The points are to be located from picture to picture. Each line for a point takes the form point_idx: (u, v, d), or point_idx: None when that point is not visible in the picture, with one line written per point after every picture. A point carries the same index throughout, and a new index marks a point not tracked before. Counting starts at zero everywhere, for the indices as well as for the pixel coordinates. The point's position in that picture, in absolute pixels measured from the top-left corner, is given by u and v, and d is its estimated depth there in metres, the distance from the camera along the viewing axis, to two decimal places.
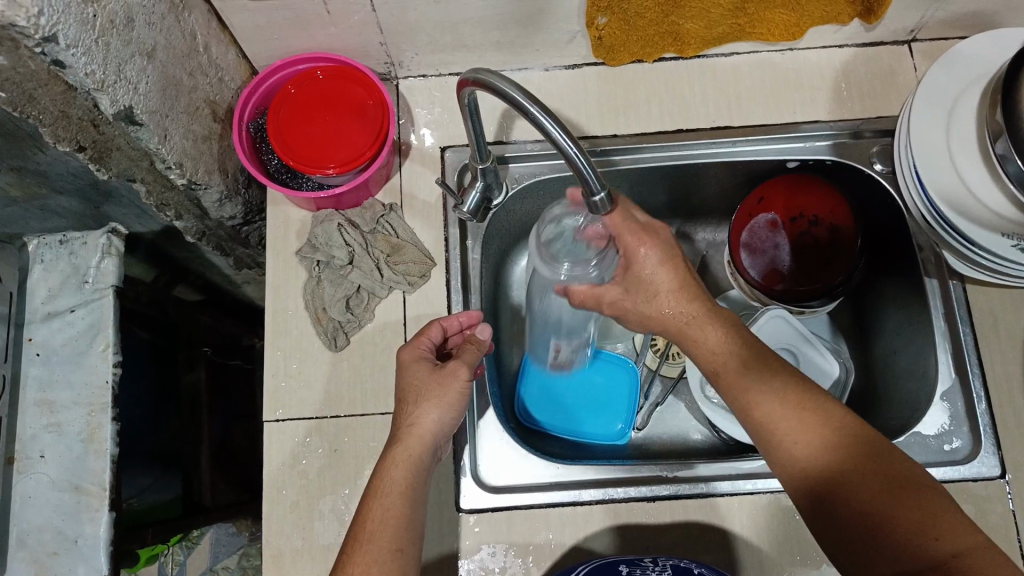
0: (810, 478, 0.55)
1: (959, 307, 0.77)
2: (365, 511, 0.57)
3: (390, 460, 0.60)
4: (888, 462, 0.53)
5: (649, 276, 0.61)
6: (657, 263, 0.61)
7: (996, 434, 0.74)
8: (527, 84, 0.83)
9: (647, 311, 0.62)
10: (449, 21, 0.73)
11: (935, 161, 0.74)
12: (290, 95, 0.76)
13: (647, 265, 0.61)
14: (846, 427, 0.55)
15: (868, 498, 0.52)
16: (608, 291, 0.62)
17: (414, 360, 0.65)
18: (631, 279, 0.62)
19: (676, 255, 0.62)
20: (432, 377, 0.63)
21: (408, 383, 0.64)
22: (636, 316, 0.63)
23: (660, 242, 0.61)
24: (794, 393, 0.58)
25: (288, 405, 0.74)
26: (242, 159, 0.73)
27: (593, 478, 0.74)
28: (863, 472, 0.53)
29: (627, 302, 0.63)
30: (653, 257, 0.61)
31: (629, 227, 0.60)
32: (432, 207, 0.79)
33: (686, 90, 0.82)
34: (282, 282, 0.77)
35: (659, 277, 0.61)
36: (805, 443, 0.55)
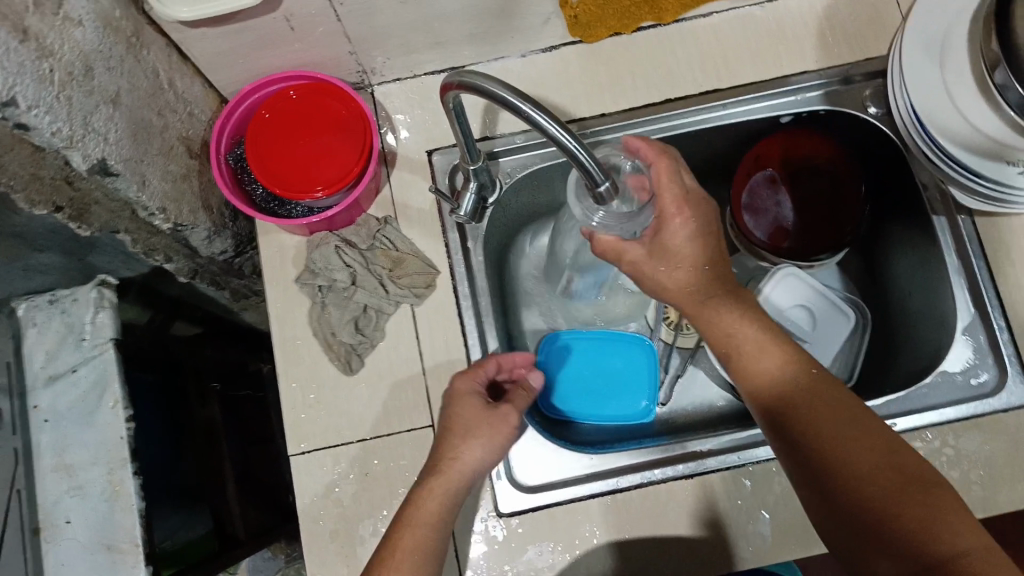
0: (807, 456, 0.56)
1: (970, 242, 0.76)
2: (395, 539, 0.57)
3: (428, 489, 0.60)
4: (896, 462, 0.54)
5: (678, 244, 0.62)
6: (688, 235, 0.61)
7: (1021, 362, 0.73)
8: (505, 73, 0.80)
9: (667, 281, 0.63)
10: (419, 20, 0.70)
11: (934, 98, 0.72)
12: (265, 120, 0.72)
13: (680, 233, 0.61)
14: (856, 420, 0.56)
15: (868, 481, 0.53)
16: (630, 250, 0.62)
17: (468, 393, 0.65)
18: (658, 246, 0.62)
19: (713, 225, 0.62)
20: (483, 413, 0.63)
21: (457, 415, 0.63)
22: (653, 282, 0.63)
23: (699, 212, 0.61)
24: (812, 384, 0.59)
25: (311, 436, 0.72)
26: (225, 193, 0.70)
27: (627, 464, 0.73)
28: (867, 460, 0.54)
29: (646, 266, 0.62)
30: (688, 228, 0.61)
31: (672, 188, 0.60)
32: (427, 214, 0.77)
33: (670, 57, 0.80)
34: (286, 312, 0.75)
35: (690, 248, 0.62)
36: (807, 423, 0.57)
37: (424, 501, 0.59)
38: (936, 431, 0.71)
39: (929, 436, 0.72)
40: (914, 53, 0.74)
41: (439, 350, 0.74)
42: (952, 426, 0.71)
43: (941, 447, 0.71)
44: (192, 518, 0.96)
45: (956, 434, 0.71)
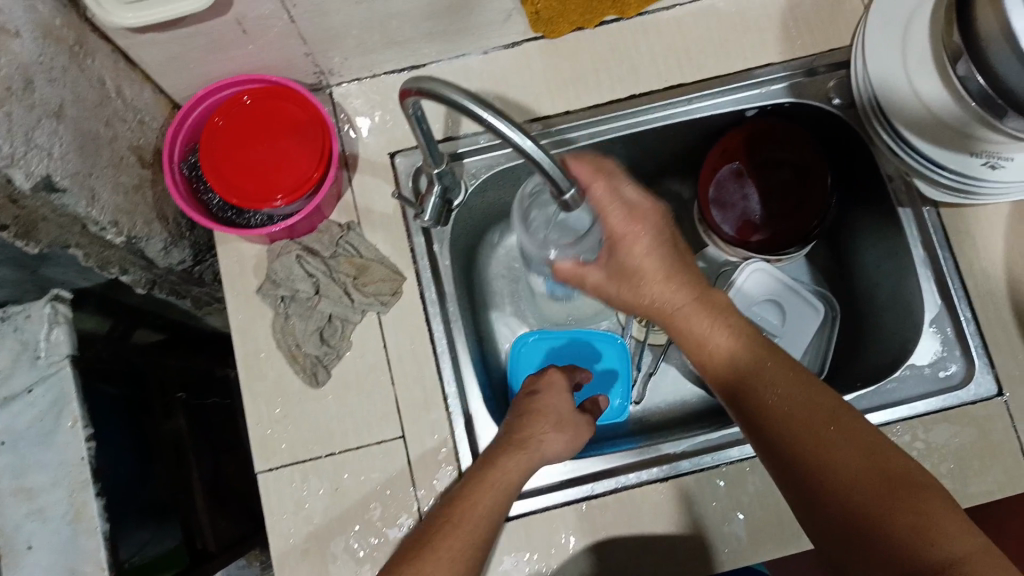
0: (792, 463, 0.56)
1: (935, 234, 0.77)
2: (469, 495, 0.61)
3: (508, 458, 0.64)
4: (878, 462, 0.53)
5: (635, 264, 0.65)
6: (645, 251, 0.64)
7: (989, 354, 0.73)
8: (466, 71, 0.78)
9: (633, 295, 0.66)
10: (375, 19, 0.68)
11: (900, 90, 0.72)
12: (218, 127, 0.70)
13: (635, 252, 0.64)
14: (838, 422, 0.56)
15: (854, 484, 0.52)
16: (592, 273, 0.67)
17: (559, 389, 0.72)
18: (616, 266, 0.66)
19: (666, 239, 0.65)
20: (564, 409, 0.70)
21: (551, 403, 0.70)
22: (619, 299, 0.67)
23: (650, 228, 0.64)
24: (789, 385, 0.59)
25: (279, 451, 0.71)
26: (181, 204, 0.67)
27: (602, 469, 0.73)
28: (851, 463, 0.53)
29: (611, 286, 0.67)
30: (641, 245, 0.64)
31: (616, 209, 0.64)
32: (391, 219, 0.75)
33: (633, 51, 0.78)
34: (248, 325, 0.73)
35: (647, 265, 0.64)
36: (788, 430, 0.57)
37: (509, 465, 0.63)
38: (906, 425, 0.72)
39: (898, 430, 0.72)
40: (878, 45, 0.73)
41: (407, 359, 0.73)
42: (921, 419, 0.72)
43: (910, 441, 0.72)
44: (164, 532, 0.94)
45: (925, 426, 0.72)
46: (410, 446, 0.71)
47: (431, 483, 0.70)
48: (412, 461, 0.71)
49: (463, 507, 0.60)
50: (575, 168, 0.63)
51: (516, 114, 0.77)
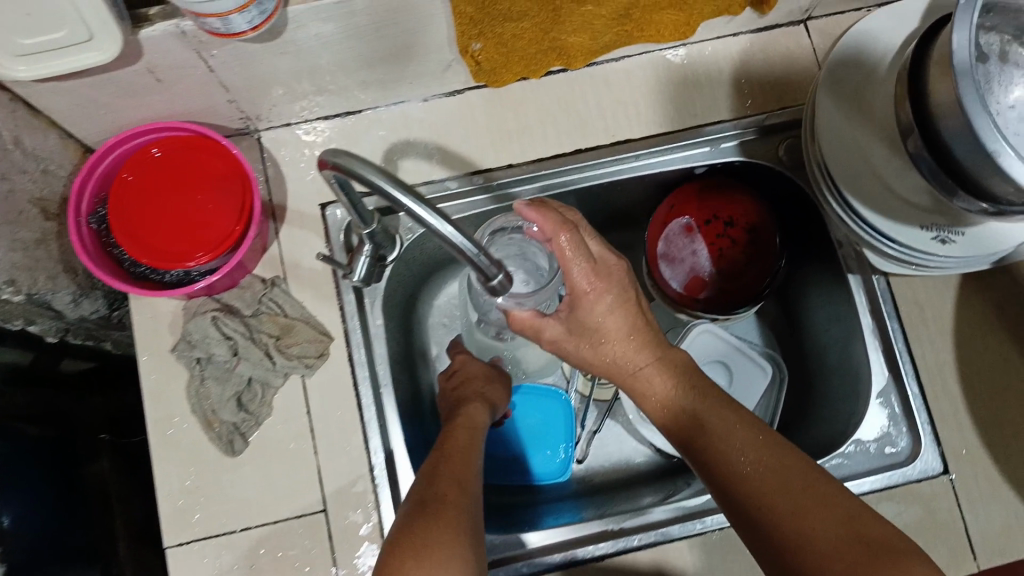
0: (766, 534, 0.52)
1: (885, 302, 0.75)
2: (450, 438, 0.63)
3: (459, 420, 0.66)
4: (859, 533, 0.49)
5: (597, 321, 0.61)
6: (608, 309, 0.61)
7: (934, 429, 0.73)
8: (405, 119, 0.74)
9: (593, 356, 0.63)
10: (304, 69, 0.63)
11: (850, 158, 0.70)
12: (128, 183, 0.65)
13: (596, 310, 0.61)
14: (816, 492, 0.52)
15: (833, 555, 0.48)
16: (548, 328, 0.61)
17: (474, 364, 0.76)
18: (575, 322, 0.62)
19: (629, 296, 0.62)
20: (487, 372, 0.75)
21: (473, 375, 0.74)
22: (578, 359, 0.64)
23: (614, 284, 0.61)
24: (758, 452, 0.56)
25: (192, 525, 0.67)
26: (87, 262, 0.62)
27: (540, 546, 0.71)
28: (828, 535, 0.49)
29: (569, 344, 0.63)
30: (604, 302, 0.60)
31: (577, 262, 0.59)
32: (321, 275, 0.71)
33: (580, 104, 0.75)
34: (160, 388, 0.69)
35: (608, 324, 0.61)
36: (763, 497, 0.53)
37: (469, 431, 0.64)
38: None
39: None
40: (830, 110, 0.71)
41: (334, 427, 0.69)
42: (867, 497, 0.71)
43: None
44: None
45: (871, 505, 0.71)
46: (332, 519, 0.68)
47: (353, 562, 0.67)
48: (335, 537, 0.68)
49: (454, 452, 0.60)
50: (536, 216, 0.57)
51: (456, 166, 0.74)
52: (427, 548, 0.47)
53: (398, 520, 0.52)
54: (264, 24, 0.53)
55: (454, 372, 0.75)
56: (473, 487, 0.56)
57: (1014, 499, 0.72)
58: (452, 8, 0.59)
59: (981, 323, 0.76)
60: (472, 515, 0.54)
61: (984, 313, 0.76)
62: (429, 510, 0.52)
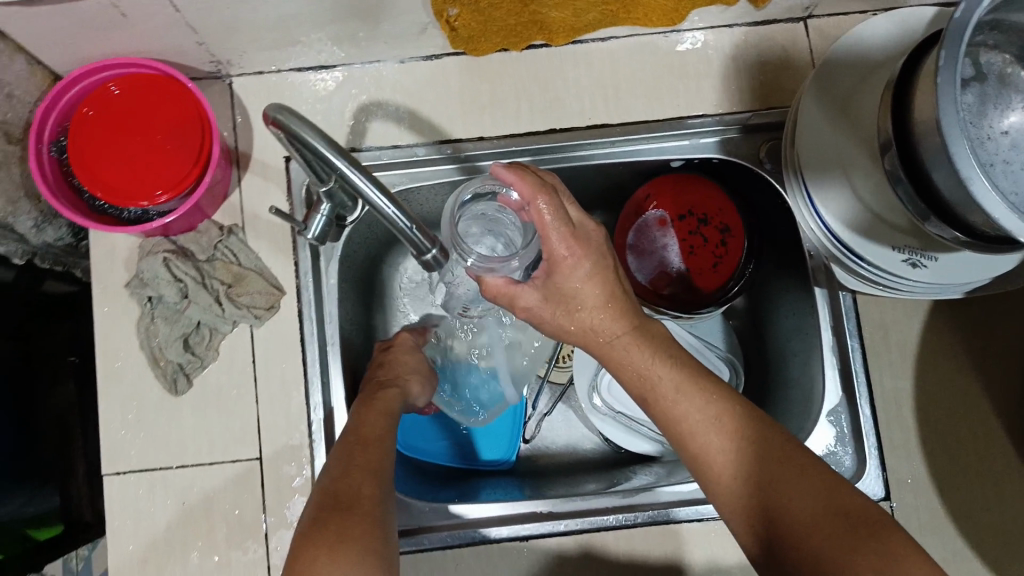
0: (761, 519, 0.51)
1: (848, 320, 0.74)
2: (359, 416, 0.61)
3: (370, 404, 0.63)
4: (837, 500, 0.50)
5: (573, 287, 0.57)
6: (584, 276, 0.56)
7: (881, 453, 0.72)
8: (378, 79, 0.72)
9: (566, 324, 0.58)
10: (271, 18, 0.63)
11: (830, 170, 0.67)
12: (88, 118, 0.65)
13: (573, 277, 0.56)
14: (802, 467, 0.52)
15: (812, 528, 0.48)
16: (524, 295, 0.58)
17: (409, 349, 0.73)
18: (552, 289, 0.57)
19: (607, 263, 0.57)
20: (422, 367, 0.72)
21: (404, 359, 0.71)
22: (552, 327, 0.59)
23: (592, 251, 0.56)
24: (730, 421, 0.55)
25: (128, 458, 0.68)
26: (41, 190, 0.62)
27: (469, 519, 0.72)
28: (808, 505, 0.50)
29: (544, 312, 0.58)
30: (581, 269, 0.56)
31: (556, 226, 0.55)
32: (278, 228, 0.71)
33: (560, 82, 0.73)
34: (111, 320, 0.70)
35: (585, 290, 0.57)
36: (755, 480, 0.52)
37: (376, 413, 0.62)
38: None
39: None
40: (812, 119, 0.68)
41: (274, 379, 0.70)
42: None
43: None
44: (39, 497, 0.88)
45: None
46: (264, 470, 0.69)
47: (282, 513, 0.68)
48: (266, 486, 0.68)
49: (366, 438, 0.58)
50: (514, 178, 0.54)
51: (426, 133, 0.72)
52: (345, 539, 0.47)
53: (314, 506, 0.51)
54: None
55: (387, 352, 0.73)
56: (387, 479, 0.55)
57: (955, 535, 0.70)
58: None
59: (946, 351, 0.74)
60: (386, 507, 0.53)
61: (952, 342, 0.74)
62: (344, 501, 0.51)
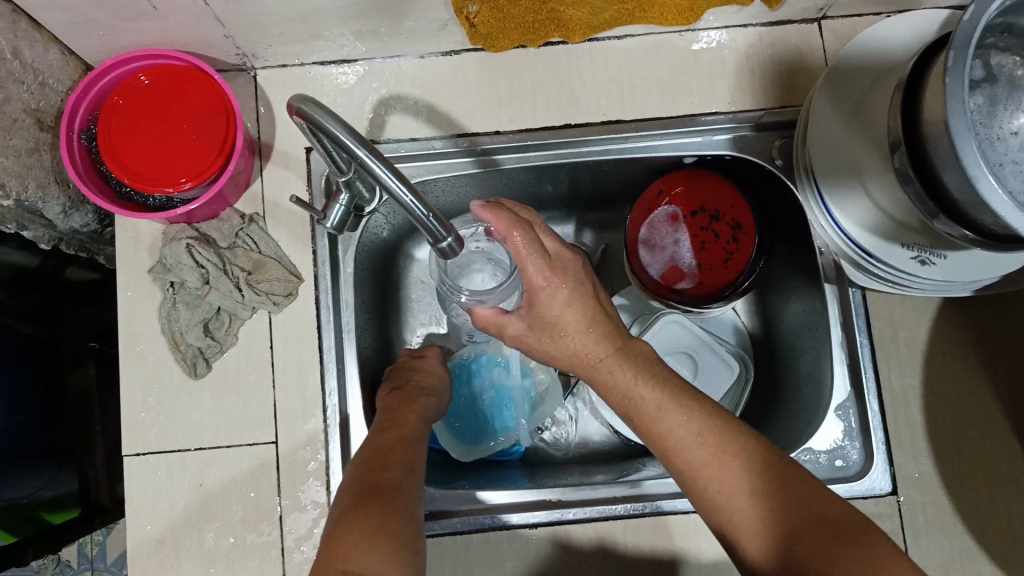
0: (747, 534, 0.53)
1: (857, 317, 0.75)
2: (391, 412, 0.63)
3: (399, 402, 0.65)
4: (821, 509, 0.51)
5: (554, 314, 0.59)
6: (563, 303, 0.58)
7: (889, 449, 0.73)
8: (398, 74, 0.74)
9: (552, 348, 0.61)
10: (296, 12, 0.64)
11: (839, 167, 0.69)
12: (117, 105, 0.67)
13: (553, 305, 0.58)
14: (792, 484, 0.53)
15: (798, 539, 0.50)
16: (511, 324, 0.61)
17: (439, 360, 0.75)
18: (535, 317, 0.60)
19: (586, 288, 0.59)
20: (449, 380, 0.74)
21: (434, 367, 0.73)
22: (541, 352, 0.62)
23: (569, 278, 0.58)
24: (712, 435, 0.55)
25: (149, 439, 0.70)
26: (71, 175, 0.64)
27: (479, 504, 0.73)
28: (792, 516, 0.51)
29: (531, 338, 0.61)
30: (560, 297, 0.58)
31: (533, 259, 0.57)
32: (298, 217, 0.73)
33: (576, 78, 0.74)
34: (134, 305, 0.71)
35: (566, 316, 0.59)
36: (744, 496, 0.53)
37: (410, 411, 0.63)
38: None
39: None
40: (824, 118, 0.70)
41: (292, 365, 0.71)
42: None
43: None
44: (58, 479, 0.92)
45: None
46: (281, 454, 0.70)
47: (297, 496, 0.70)
48: (282, 470, 0.70)
49: (397, 438, 0.59)
50: (487, 217, 0.55)
51: (444, 127, 0.74)
52: (376, 534, 0.47)
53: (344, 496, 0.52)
54: None
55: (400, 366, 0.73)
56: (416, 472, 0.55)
57: (961, 532, 0.71)
58: None
59: (955, 351, 0.74)
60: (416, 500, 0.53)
61: (961, 342, 0.75)
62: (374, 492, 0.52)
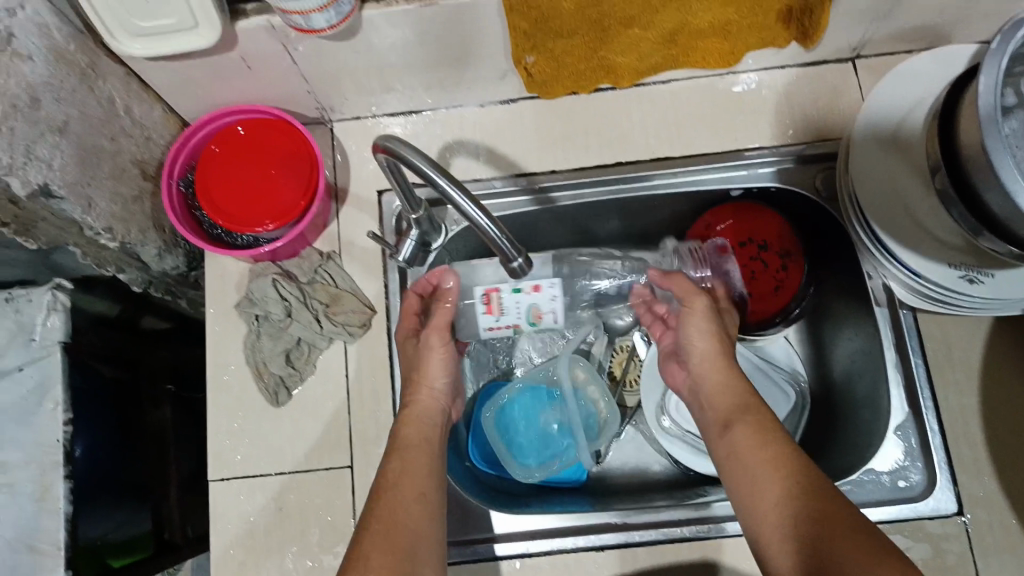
0: (777, 526, 0.57)
1: (910, 339, 0.77)
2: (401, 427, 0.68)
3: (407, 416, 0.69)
4: (845, 511, 0.55)
5: (728, 318, 0.75)
6: (728, 316, 0.76)
7: (951, 469, 0.73)
8: (461, 121, 0.81)
9: (699, 332, 0.72)
10: (372, 66, 0.71)
11: (881, 191, 0.72)
12: (214, 154, 0.75)
13: (726, 311, 0.76)
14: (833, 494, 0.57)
15: (818, 528, 0.54)
16: (698, 298, 0.73)
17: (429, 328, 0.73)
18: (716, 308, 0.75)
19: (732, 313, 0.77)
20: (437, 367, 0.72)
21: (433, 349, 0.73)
22: (693, 330, 0.72)
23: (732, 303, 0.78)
24: (770, 443, 0.62)
25: (233, 464, 0.74)
26: (171, 218, 0.71)
27: (545, 528, 0.74)
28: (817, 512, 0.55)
29: (704, 315, 0.72)
30: (728, 312, 0.77)
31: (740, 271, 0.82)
32: (371, 254, 0.79)
33: (625, 121, 0.80)
34: (222, 338, 0.77)
35: (730, 322, 0.75)
36: (776, 491, 0.58)
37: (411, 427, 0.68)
38: None
39: None
40: (864, 144, 0.74)
41: (366, 392, 0.76)
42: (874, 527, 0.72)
43: None
44: (134, 520, 0.92)
45: None
46: (356, 478, 0.74)
47: None
48: (356, 494, 0.73)
49: (414, 449, 0.66)
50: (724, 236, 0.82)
51: (504, 168, 0.80)
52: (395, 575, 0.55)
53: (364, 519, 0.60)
54: (340, 24, 0.63)
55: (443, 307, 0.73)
56: (436, 490, 0.63)
57: None
58: (507, 21, 0.66)
59: (1011, 371, 0.76)
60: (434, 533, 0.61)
61: (1015, 362, 0.76)
62: (391, 512, 0.60)
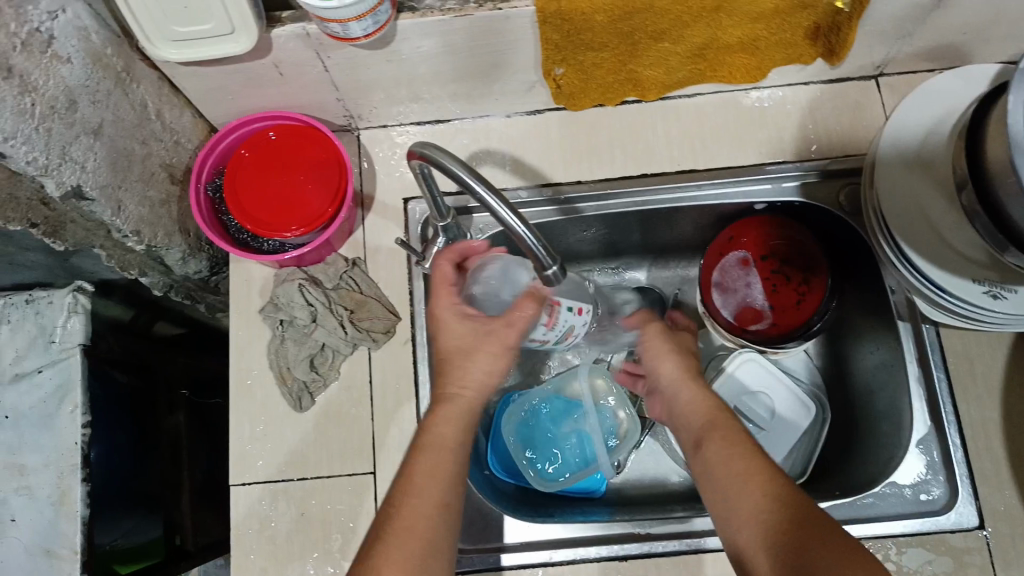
0: (754, 535, 0.55)
1: (932, 353, 0.77)
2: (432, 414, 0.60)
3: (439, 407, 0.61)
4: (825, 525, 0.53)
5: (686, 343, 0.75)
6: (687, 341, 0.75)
7: (972, 483, 0.73)
8: (487, 131, 0.81)
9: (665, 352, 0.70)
10: (404, 76, 0.72)
11: (905, 205, 0.73)
12: (244, 159, 0.75)
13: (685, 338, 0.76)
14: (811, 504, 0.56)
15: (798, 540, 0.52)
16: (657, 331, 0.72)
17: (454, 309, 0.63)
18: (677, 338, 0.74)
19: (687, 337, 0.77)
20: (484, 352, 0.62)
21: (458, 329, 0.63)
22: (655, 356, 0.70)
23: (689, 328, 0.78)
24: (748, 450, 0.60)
25: (256, 469, 0.74)
26: (200, 223, 0.72)
27: (567, 537, 0.74)
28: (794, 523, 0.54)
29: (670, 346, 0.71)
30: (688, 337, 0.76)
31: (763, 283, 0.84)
32: (396, 261, 0.79)
33: (650, 133, 0.81)
34: (247, 343, 0.77)
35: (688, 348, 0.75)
36: (754, 499, 0.56)
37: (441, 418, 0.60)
38: (878, 543, 0.72)
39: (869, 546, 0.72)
40: (890, 157, 0.74)
41: (390, 399, 0.76)
42: (896, 539, 0.72)
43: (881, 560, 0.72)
44: (144, 524, 0.92)
45: (899, 549, 0.72)
46: (379, 484, 0.74)
47: None
48: (379, 500, 0.73)
49: (441, 447, 0.58)
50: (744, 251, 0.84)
51: (530, 178, 0.80)
52: None
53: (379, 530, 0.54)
54: (376, 33, 0.62)
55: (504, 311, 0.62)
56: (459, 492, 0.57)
57: None
58: (540, 34, 0.66)
59: None
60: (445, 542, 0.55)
61: None
62: (404, 524, 0.54)
